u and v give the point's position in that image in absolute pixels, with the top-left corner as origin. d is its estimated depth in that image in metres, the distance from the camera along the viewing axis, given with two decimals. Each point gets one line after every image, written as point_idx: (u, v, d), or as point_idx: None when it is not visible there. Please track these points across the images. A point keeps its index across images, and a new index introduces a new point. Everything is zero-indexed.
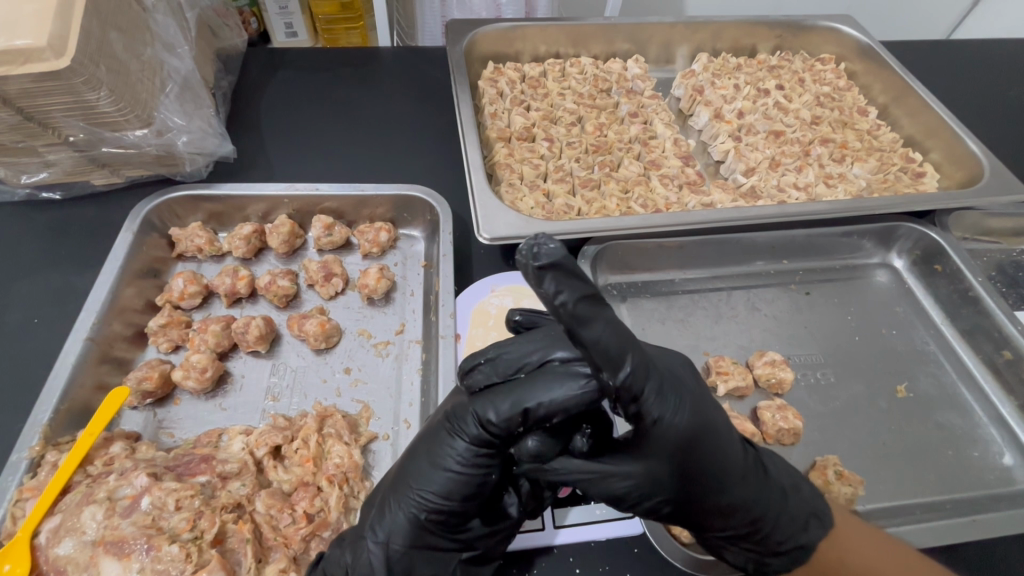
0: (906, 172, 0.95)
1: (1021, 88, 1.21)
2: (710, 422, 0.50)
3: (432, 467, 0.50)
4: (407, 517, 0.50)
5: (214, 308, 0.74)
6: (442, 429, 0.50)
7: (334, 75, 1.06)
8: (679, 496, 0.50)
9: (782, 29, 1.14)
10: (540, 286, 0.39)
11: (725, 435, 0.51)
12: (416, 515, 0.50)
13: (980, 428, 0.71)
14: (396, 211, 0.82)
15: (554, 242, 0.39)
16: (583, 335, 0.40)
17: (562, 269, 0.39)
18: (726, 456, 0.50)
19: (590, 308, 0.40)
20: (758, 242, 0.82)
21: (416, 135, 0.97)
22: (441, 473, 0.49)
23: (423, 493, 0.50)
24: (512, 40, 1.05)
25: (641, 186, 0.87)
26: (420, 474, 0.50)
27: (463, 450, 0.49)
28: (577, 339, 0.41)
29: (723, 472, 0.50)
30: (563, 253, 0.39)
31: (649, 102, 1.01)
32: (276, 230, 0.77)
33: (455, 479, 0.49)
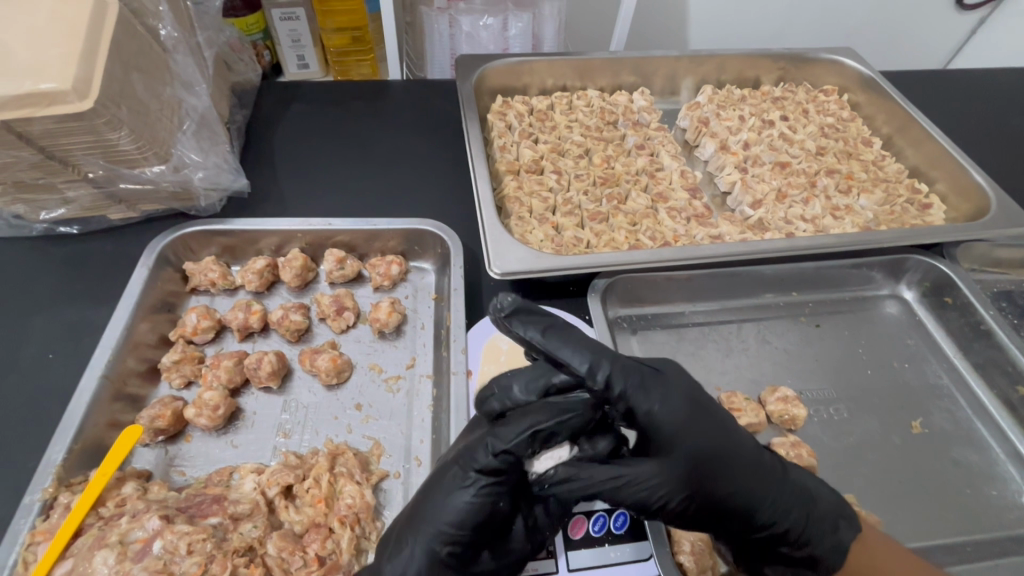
0: (913, 204, 0.95)
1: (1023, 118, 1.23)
2: (705, 415, 0.53)
3: (448, 496, 0.50)
4: (422, 547, 0.50)
5: (226, 342, 0.74)
6: (453, 465, 0.51)
7: (346, 108, 1.09)
8: (702, 494, 0.51)
9: (785, 62, 1.16)
10: (512, 329, 0.52)
11: (731, 427, 0.55)
12: (433, 548, 0.50)
13: (997, 467, 0.70)
14: (408, 244, 0.83)
15: (510, 296, 0.53)
16: (560, 357, 0.51)
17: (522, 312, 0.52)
18: (737, 448, 0.53)
19: (557, 336, 0.51)
20: (768, 275, 0.82)
21: (426, 168, 0.99)
22: (455, 504, 0.50)
23: (437, 525, 0.50)
24: (520, 74, 1.07)
25: (649, 219, 0.88)
26: (439, 503, 0.50)
27: (473, 482, 0.50)
28: (555, 360, 0.51)
29: (737, 461, 0.53)
30: (519, 303, 0.53)
31: (655, 134, 1.03)
32: (288, 264, 0.78)
33: (473, 511, 0.50)
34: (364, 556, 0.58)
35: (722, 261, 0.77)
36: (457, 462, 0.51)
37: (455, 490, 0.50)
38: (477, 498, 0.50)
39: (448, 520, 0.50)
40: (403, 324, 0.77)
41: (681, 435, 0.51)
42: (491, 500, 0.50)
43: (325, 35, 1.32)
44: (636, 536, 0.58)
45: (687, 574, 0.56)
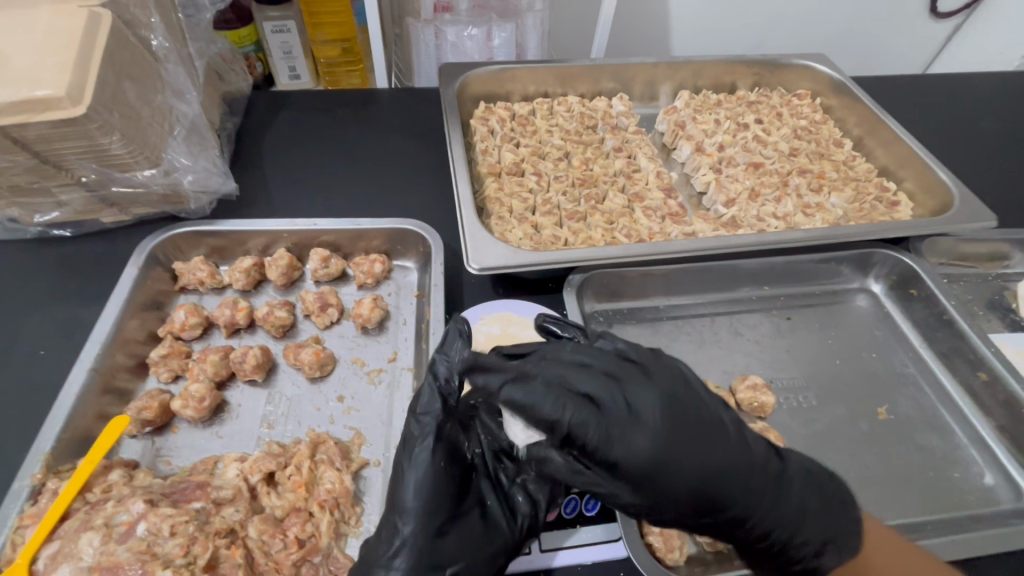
0: (882, 201, 0.99)
1: (990, 120, 1.27)
2: (682, 422, 0.49)
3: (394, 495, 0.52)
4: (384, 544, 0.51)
5: (214, 338, 0.76)
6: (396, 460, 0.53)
7: (334, 116, 1.12)
8: (684, 506, 0.49)
9: (759, 67, 1.19)
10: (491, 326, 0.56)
11: (728, 436, 0.51)
12: (394, 543, 0.51)
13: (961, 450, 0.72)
14: (391, 243, 0.86)
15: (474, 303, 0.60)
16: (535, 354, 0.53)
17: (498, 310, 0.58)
18: (732, 457, 0.50)
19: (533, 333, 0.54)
20: (739, 269, 0.85)
21: (410, 171, 1.02)
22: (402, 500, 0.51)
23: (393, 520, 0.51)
24: (503, 81, 1.11)
25: (625, 218, 0.91)
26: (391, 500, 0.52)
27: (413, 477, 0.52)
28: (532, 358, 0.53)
29: (731, 475, 0.49)
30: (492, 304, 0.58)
31: (633, 136, 1.06)
32: (275, 263, 0.81)
33: (419, 503, 0.51)
34: (343, 540, 0.60)
35: (693, 256, 0.80)
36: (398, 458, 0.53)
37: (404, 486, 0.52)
38: (431, 485, 0.52)
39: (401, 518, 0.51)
40: (386, 319, 0.79)
41: (659, 461, 0.47)
42: (440, 486, 0.52)
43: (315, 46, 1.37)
44: (606, 517, 0.60)
45: (655, 553, 0.59)
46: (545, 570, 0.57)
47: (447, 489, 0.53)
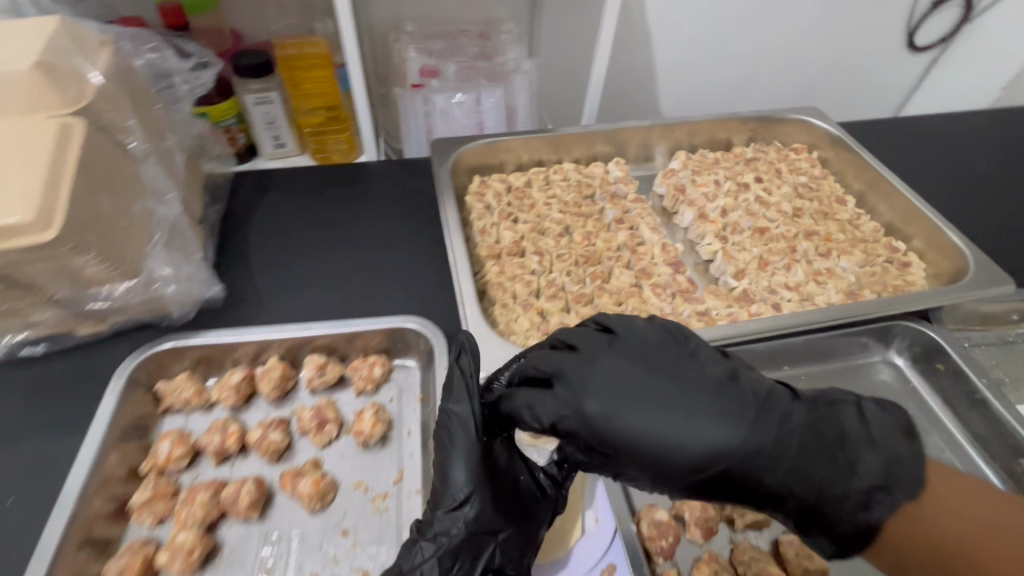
0: (892, 262, 0.96)
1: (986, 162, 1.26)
2: (664, 396, 0.55)
3: (449, 464, 0.60)
4: (445, 514, 0.59)
5: (202, 468, 0.70)
6: (441, 434, 0.61)
7: (323, 195, 1.08)
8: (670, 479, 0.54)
9: (754, 123, 1.18)
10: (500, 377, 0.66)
11: (675, 378, 0.55)
12: (452, 511, 0.59)
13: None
14: (391, 341, 0.80)
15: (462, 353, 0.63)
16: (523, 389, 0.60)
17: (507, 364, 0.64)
18: (677, 403, 0.54)
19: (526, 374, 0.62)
20: (758, 352, 0.81)
21: (407, 253, 0.98)
22: (458, 467, 0.60)
23: (451, 491, 0.59)
24: (497, 151, 1.08)
25: (634, 298, 0.87)
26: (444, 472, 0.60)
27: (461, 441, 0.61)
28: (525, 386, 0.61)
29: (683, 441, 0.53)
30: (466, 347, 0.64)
31: (633, 206, 1.03)
32: (267, 375, 0.76)
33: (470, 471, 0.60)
34: None
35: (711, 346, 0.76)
36: (442, 434, 0.61)
37: (457, 463, 0.60)
38: (472, 468, 0.59)
39: (457, 486, 0.60)
40: (390, 430, 0.74)
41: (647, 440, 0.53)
42: (481, 469, 0.60)
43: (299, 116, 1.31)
44: None
45: None
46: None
47: (487, 470, 0.60)
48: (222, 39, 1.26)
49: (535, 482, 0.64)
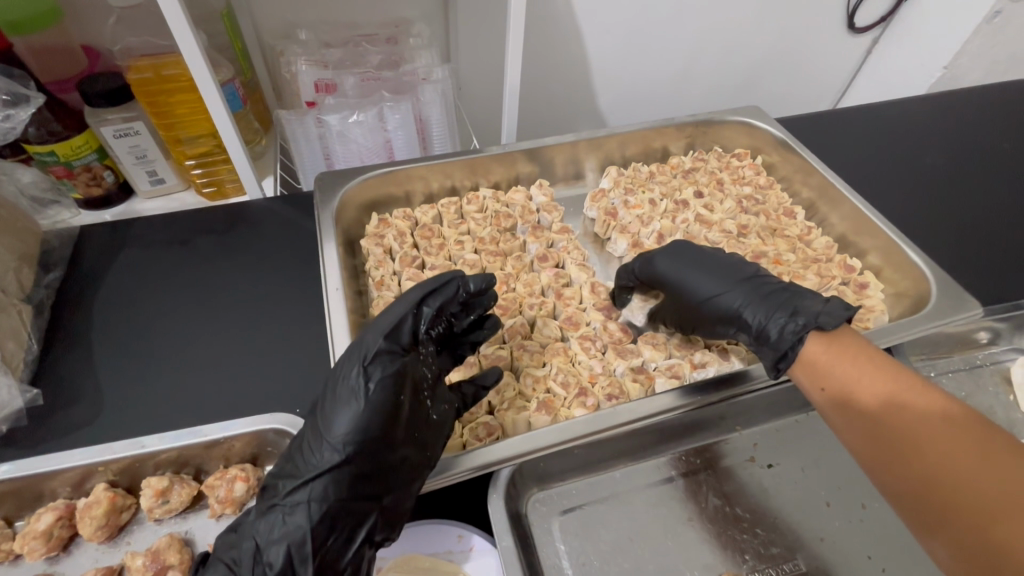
0: (848, 285, 0.86)
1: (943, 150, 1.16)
2: (710, 268, 0.71)
3: (342, 405, 0.54)
4: (324, 464, 0.53)
5: None
6: (352, 365, 0.56)
7: (191, 248, 0.90)
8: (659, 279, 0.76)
9: (690, 129, 1.06)
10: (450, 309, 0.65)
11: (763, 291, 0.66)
12: (330, 460, 0.53)
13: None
14: (258, 446, 0.64)
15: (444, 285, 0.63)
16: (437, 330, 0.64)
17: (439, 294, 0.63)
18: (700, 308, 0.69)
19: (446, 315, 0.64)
20: (698, 417, 0.69)
21: (290, 317, 0.81)
22: (348, 411, 0.54)
23: (333, 434, 0.53)
24: (398, 182, 0.92)
25: (560, 357, 0.74)
26: (336, 414, 0.54)
27: (361, 382, 0.54)
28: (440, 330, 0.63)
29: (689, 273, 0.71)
30: (436, 285, 0.62)
31: (559, 237, 0.89)
32: (86, 514, 0.58)
33: (356, 419, 0.53)
34: None
35: (626, 426, 0.62)
36: (357, 363, 0.56)
37: (347, 402, 0.54)
38: (361, 420, 0.53)
39: (345, 431, 0.53)
40: None
41: (685, 287, 0.71)
42: (375, 425, 0.54)
43: (179, 148, 0.97)
44: None
45: None
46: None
47: (382, 428, 0.54)
48: (74, 61, 0.90)
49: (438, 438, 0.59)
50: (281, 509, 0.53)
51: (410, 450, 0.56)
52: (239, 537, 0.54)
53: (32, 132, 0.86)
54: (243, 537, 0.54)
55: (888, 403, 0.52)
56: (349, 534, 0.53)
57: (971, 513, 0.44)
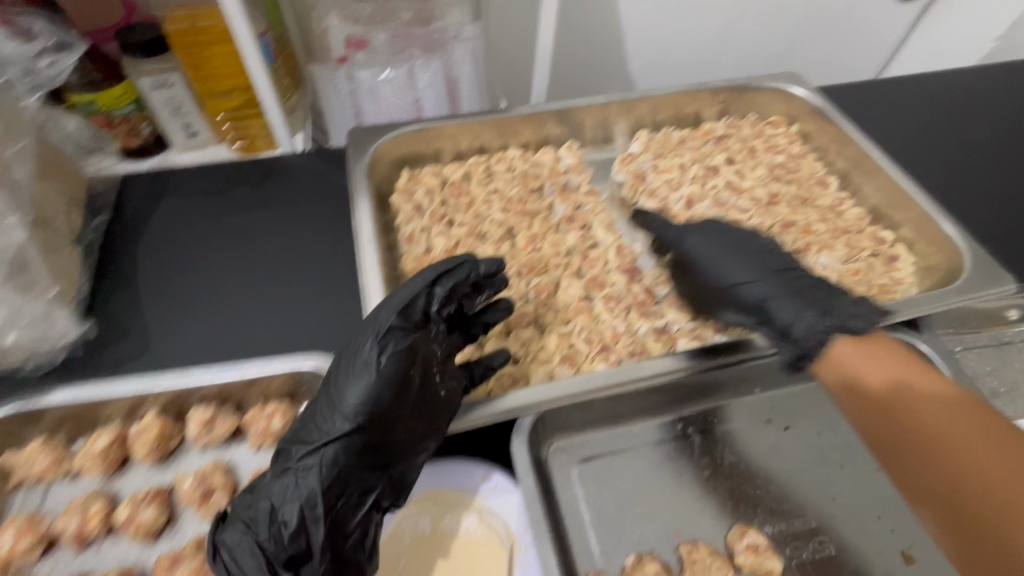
0: (878, 257, 0.85)
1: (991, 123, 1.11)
2: (738, 252, 0.70)
3: (354, 376, 0.57)
4: (336, 430, 0.56)
5: (60, 557, 0.58)
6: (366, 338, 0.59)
7: (227, 199, 0.93)
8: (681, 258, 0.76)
9: (725, 94, 1.03)
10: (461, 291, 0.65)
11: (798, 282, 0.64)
12: (341, 427, 0.56)
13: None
14: (294, 385, 0.68)
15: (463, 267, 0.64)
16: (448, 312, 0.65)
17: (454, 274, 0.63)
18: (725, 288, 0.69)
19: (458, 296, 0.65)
20: (718, 377, 0.70)
21: (322, 268, 0.84)
22: (360, 382, 0.57)
23: (346, 402, 0.56)
24: (429, 139, 0.93)
25: (583, 316, 0.75)
26: (348, 384, 0.57)
27: (375, 355, 0.57)
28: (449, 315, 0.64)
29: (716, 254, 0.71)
30: (453, 267, 0.63)
31: (586, 199, 0.90)
32: (141, 437, 0.63)
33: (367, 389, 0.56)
34: None
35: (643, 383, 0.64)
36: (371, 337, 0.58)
37: (360, 374, 0.57)
38: (372, 391, 0.56)
39: (356, 400, 0.56)
40: None
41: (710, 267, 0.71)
42: (385, 399, 0.57)
43: (213, 101, 0.96)
44: None
45: None
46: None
47: (392, 401, 0.57)
48: (112, 10, 0.91)
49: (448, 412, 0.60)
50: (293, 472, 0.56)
51: (417, 423, 0.58)
52: (254, 497, 0.56)
53: (75, 79, 0.88)
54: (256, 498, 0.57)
55: (906, 406, 0.54)
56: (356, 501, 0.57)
57: (993, 497, 0.47)
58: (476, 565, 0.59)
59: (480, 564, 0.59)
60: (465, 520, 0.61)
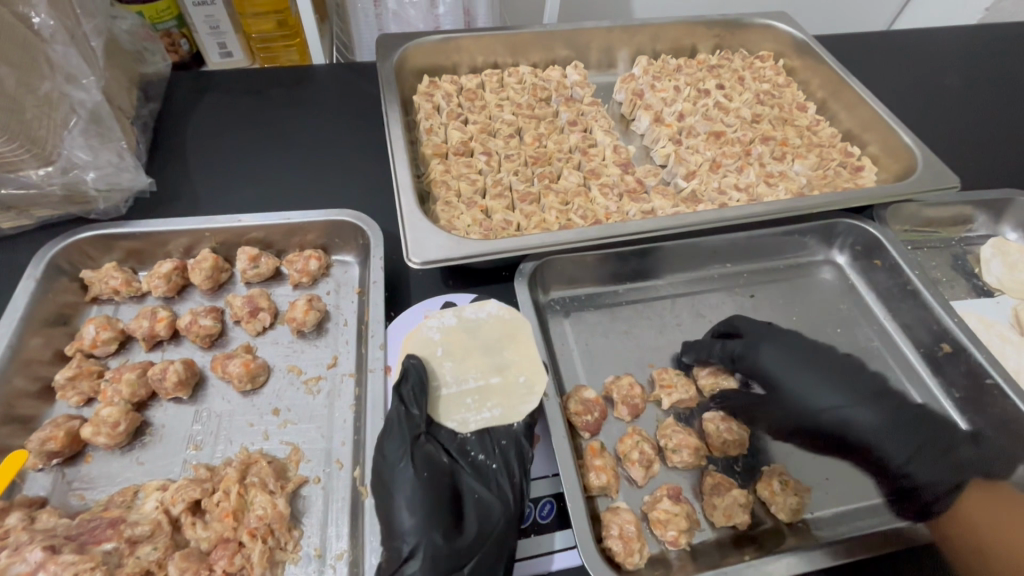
0: (846, 166, 0.95)
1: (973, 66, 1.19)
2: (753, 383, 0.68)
3: (416, 487, 0.53)
4: (431, 529, 0.51)
5: (132, 353, 0.69)
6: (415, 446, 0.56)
7: (264, 97, 1.03)
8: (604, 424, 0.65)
9: (719, 29, 1.12)
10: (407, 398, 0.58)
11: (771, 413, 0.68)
12: (437, 526, 0.52)
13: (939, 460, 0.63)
14: (328, 237, 0.79)
15: (405, 387, 0.59)
16: (401, 397, 0.58)
17: (410, 387, 0.59)
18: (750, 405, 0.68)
19: (413, 392, 0.59)
20: (698, 247, 0.81)
21: (351, 157, 0.94)
22: (406, 491, 0.53)
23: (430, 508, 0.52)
24: (448, 52, 1.02)
25: (581, 197, 0.86)
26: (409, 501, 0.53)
27: (433, 454, 0.56)
28: (406, 405, 0.58)
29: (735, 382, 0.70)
30: (409, 380, 0.59)
31: (588, 109, 1.00)
32: (197, 266, 0.73)
33: (428, 484, 0.54)
34: (281, 568, 0.55)
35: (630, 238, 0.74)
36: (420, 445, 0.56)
37: (408, 481, 0.54)
38: (434, 492, 0.53)
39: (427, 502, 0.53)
40: (325, 321, 0.73)
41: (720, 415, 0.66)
42: (464, 490, 0.55)
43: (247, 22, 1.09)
44: (559, 525, 0.57)
45: (614, 557, 0.55)
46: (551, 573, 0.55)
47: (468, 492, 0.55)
48: None
49: (489, 479, 0.56)
50: (410, 420, 0.58)
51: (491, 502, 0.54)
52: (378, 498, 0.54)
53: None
54: (391, 464, 0.55)
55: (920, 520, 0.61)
56: (508, 459, 0.57)
57: None
58: (500, 342, 0.64)
59: (508, 337, 0.64)
60: (448, 313, 0.66)
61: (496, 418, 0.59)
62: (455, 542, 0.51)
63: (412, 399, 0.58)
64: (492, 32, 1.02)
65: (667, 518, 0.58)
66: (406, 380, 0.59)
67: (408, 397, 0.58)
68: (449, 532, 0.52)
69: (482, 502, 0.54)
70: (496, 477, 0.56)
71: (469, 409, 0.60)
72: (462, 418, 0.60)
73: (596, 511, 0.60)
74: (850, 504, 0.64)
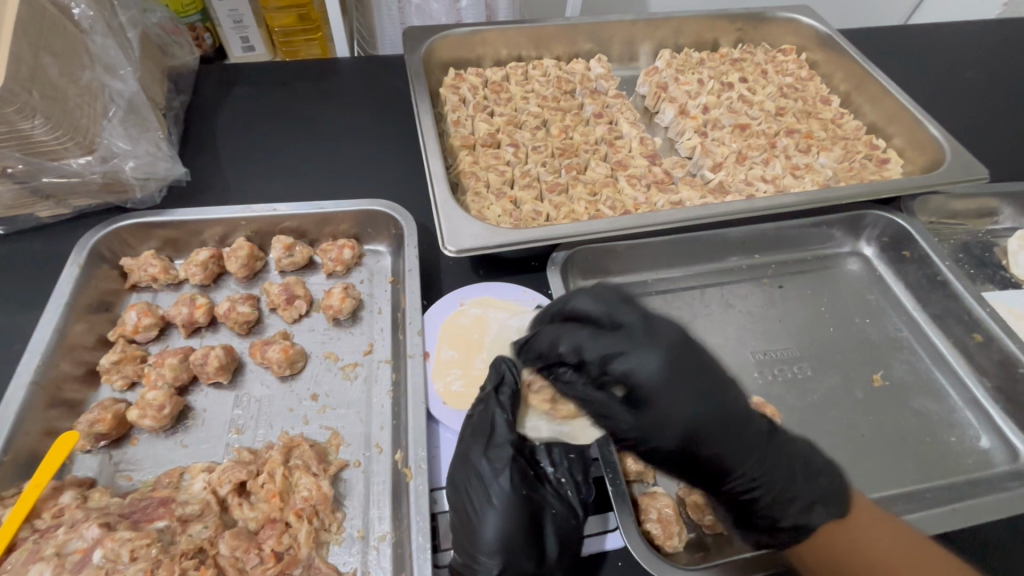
0: (871, 159, 0.95)
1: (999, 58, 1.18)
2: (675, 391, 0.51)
3: (505, 503, 0.53)
4: (513, 548, 0.51)
5: (172, 339, 0.71)
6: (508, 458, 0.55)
7: (291, 89, 1.03)
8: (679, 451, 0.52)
9: (742, 22, 1.12)
10: (503, 405, 0.58)
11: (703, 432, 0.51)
12: (519, 545, 0.51)
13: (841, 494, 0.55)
14: (360, 227, 0.79)
15: (504, 392, 0.59)
16: (499, 403, 0.58)
17: (507, 395, 0.59)
18: (726, 430, 0.52)
19: (511, 401, 0.58)
20: (727, 238, 0.81)
21: (378, 148, 0.95)
22: (494, 506, 0.52)
23: (514, 526, 0.52)
24: (473, 45, 1.03)
25: (609, 188, 0.86)
26: (496, 516, 0.52)
27: (522, 467, 0.55)
28: (503, 413, 0.57)
29: (725, 445, 0.52)
30: (508, 385, 0.59)
31: (613, 101, 1.00)
32: (233, 254, 0.74)
33: (517, 499, 0.53)
34: (326, 548, 0.56)
35: (663, 228, 0.74)
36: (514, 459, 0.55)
37: (497, 496, 0.53)
38: (520, 509, 0.53)
39: (514, 518, 0.52)
40: (360, 310, 0.74)
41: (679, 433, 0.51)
42: (550, 506, 0.54)
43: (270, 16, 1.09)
44: (600, 508, 0.59)
45: (655, 541, 0.56)
46: (602, 552, 0.56)
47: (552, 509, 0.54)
48: None
49: (572, 497, 0.56)
50: (506, 427, 0.57)
51: (573, 522, 0.54)
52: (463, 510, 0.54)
53: None
54: (482, 477, 0.54)
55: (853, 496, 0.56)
56: (577, 472, 0.57)
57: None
58: None
59: None
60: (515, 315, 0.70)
61: (566, 433, 0.60)
62: (540, 561, 0.52)
63: (511, 407, 0.58)
64: (518, 24, 1.02)
65: (705, 503, 0.59)
66: (506, 384, 0.60)
67: (504, 406, 0.58)
68: (538, 552, 0.52)
69: (561, 519, 0.54)
70: (566, 489, 0.56)
71: (539, 418, 0.61)
72: (536, 423, 0.61)
73: (635, 496, 0.61)
74: (884, 491, 0.64)
